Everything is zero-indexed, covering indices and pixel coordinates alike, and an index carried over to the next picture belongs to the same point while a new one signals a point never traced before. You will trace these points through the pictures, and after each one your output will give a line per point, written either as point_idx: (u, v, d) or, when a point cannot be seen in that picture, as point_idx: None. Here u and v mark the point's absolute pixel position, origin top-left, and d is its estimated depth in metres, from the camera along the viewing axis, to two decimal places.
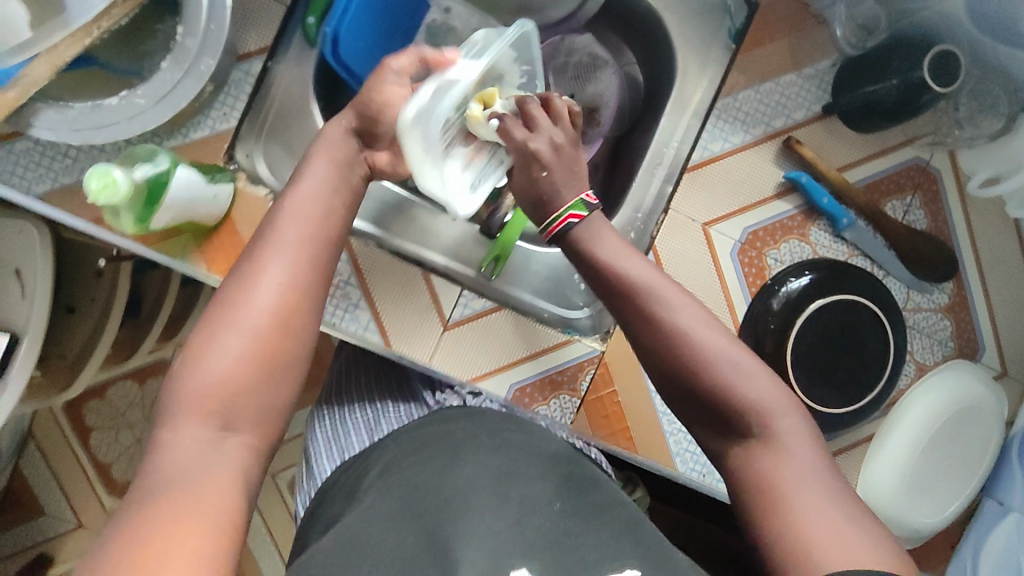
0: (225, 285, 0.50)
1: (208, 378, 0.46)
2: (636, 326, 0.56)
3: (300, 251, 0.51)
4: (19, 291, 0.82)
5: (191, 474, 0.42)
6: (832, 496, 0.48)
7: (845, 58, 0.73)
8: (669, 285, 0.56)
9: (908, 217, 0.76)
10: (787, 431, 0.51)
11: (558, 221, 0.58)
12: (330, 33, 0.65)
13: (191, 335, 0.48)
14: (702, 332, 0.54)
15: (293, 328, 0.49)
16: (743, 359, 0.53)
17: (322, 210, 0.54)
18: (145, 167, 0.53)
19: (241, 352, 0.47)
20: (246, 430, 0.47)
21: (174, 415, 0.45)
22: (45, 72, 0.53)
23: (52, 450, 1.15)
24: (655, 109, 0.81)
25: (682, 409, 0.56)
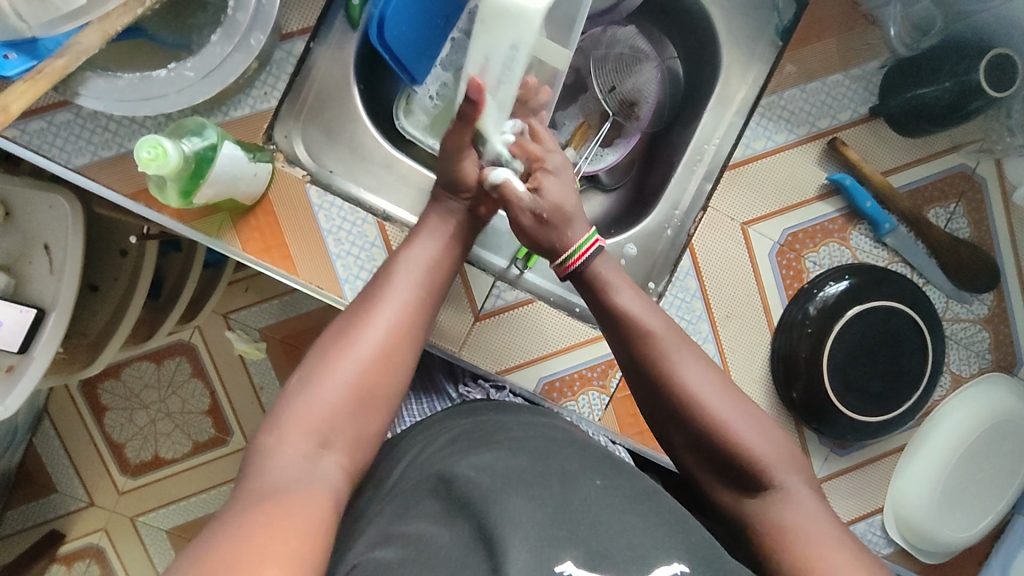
0: (340, 321, 0.53)
1: (318, 403, 0.48)
2: (646, 375, 0.58)
3: (409, 295, 0.56)
4: (47, 265, 0.81)
5: (293, 486, 0.43)
6: (846, 537, 0.49)
7: (896, 58, 0.72)
8: (676, 338, 0.58)
9: (951, 225, 0.75)
10: (798, 486, 0.52)
11: (580, 252, 0.61)
12: (377, 16, 0.64)
13: (305, 361, 0.51)
14: (707, 386, 0.56)
15: (394, 361, 0.52)
16: (755, 416, 0.55)
17: (443, 254, 0.60)
18: (194, 140, 0.54)
19: (349, 380, 0.49)
20: (340, 450, 0.48)
21: (280, 428, 0.47)
22: (95, 41, 0.52)
23: (67, 428, 1.15)
24: (695, 105, 0.79)
25: (694, 462, 0.57)
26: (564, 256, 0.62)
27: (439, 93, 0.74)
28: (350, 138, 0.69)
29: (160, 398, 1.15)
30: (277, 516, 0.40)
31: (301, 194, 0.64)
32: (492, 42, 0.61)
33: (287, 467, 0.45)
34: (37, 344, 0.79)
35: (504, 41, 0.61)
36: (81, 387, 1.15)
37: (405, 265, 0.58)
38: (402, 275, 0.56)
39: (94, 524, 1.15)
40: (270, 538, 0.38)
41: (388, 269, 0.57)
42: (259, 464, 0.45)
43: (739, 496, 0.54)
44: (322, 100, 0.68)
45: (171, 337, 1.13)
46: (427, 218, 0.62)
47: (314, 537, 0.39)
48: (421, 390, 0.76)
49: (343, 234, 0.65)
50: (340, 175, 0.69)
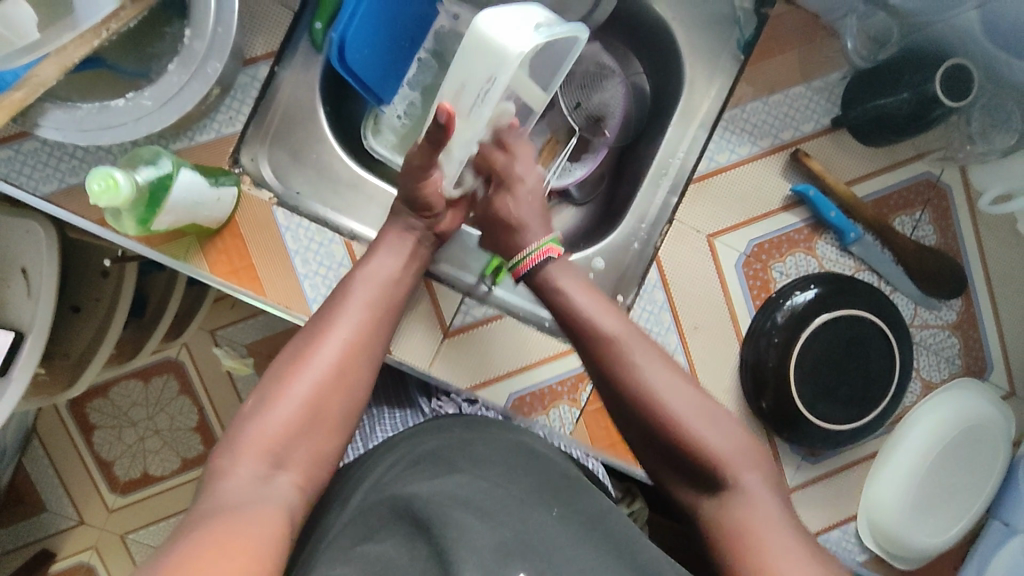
0: (297, 341, 0.55)
1: (272, 423, 0.49)
2: (606, 376, 0.58)
3: (367, 315, 0.57)
4: (24, 289, 0.82)
5: (246, 505, 0.44)
6: (803, 539, 0.49)
7: (855, 70, 0.73)
8: (639, 339, 0.58)
9: (916, 233, 0.75)
10: (752, 483, 0.52)
11: (534, 255, 0.63)
12: (337, 38, 0.65)
13: (262, 383, 0.52)
14: (668, 386, 0.56)
15: (351, 380, 0.54)
16: (713, 411, 0.56)
17: (399, 271, 0.61)
18: (148, 169, 0.55)
19: (304, 398, 0.51)
20: (295, 471, 0.49)
21: (234, 451, 0.48)
22: (53, 73, 0.52)
23: (55, 448, 1.16)
24: (660, 120, 0.80)
25: (655, 461, 0.57)
26: (516, 259, 0.64)
27: (406, 112, 0.74)
28: (316, 159, 0.70)
29: (148, 416, 1.15)
30: (224, 534, 0.41)
31: (268, 217, 0.65)
32: (470, 71, 0.62)
33: (240, 487, 0.46)
34: (17, 364, 0.80)
35: (480, 74, 0.61)
36: (68, 406, 1.15)
37: (361, 283, 0.59)
38: (358, 293, 0.58)
39: (84, 543, 1.16)
40: (217, 555, 0.39)
41: (347, 285, 0.59)
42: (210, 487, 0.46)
43: (698, 495, 0.55)
44: (288, 122, 0.69)
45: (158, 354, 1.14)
46: (387, 233, 0.63)
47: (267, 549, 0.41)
48: (395, 404, 0.77)
49: (310, 253, 0.66)
50: (308, 196, 0.70)
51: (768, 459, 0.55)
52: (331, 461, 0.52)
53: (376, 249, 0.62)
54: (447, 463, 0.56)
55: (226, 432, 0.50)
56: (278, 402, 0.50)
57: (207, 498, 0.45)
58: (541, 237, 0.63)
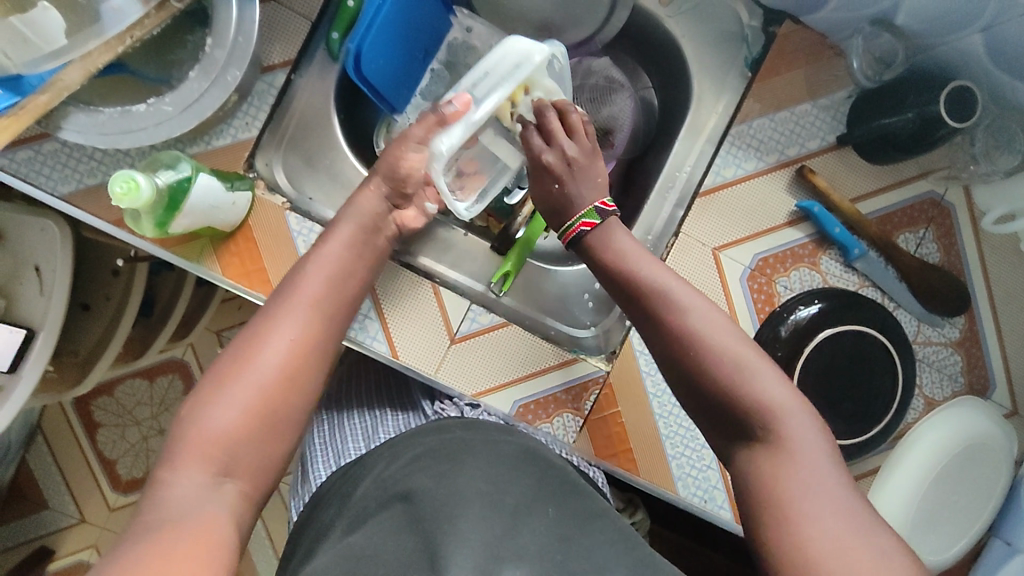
0: (239, 341, 0.55)
1: (215, 426, 0.50)
2: (651, 329, 0.60)
3: (312, 314, 0.58)
4: (37, 286, 0.83)
5: (190, 512, 0.45)
6: (839, 500, 0.49)
7: (860, 90, 0.74)
8: (684, 291, 0.60)
9: (920, 250, 0.76)
10: (795, 438, 0.52)
11: (575, 225, 0.66)
12: (353, 49, 0.66)
13: (203, 384, 0.53)
14: (714, 336, 0.57)
15: (296, 379, 0.55)
16: (765, 362, 0.56)
17: (345, 266, 0.62)
18: (169, 173, 0.55)
19: (245, 405, 0.52)
20: (242, 476, 0.50)
21: (177, 455, 0.49)
22: (77, 77, 0.55)
23: (59, 445, 1.16)
24: (669, 134, 0.81)
25: (700, 417, 0.58)
26: (562, 226, 0.67)
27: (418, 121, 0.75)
28: (329, 165, 0.72)
29: (152, 415, 1.16)
30: (170, 540, 0.42)
31: (280, 221, 0.66)
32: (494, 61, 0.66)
33: (186, 493, 0.47)
34: (27, 362, 0.81)
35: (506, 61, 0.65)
36: (73, 404, 1.16)
37: (302, 284, 0.59)
38: (304, 292, 0.58)
39: (84, 541, 1.17)
40: (169, 562, 0.40)
41: (292, 282, 0.59)
42: (159, 490, 0.47)
43: (741, 449, 0.55)
44: (303, 129, 0.70)
45: (163, 355, 1.15)
46: (336, 229, 0.63)
47: (215, 552, 0.43)
48: (397, 407, 0.77)
49: None
50: (320, 201, 0.71)
51: (816, 413, 0.54)
52: (275, 463, 0.53)
53: (319, 250, 0.61)
54: (451, 458, 0.56)
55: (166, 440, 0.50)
56: (223, 400, 0.51)
57: (158, 503, 0.46)
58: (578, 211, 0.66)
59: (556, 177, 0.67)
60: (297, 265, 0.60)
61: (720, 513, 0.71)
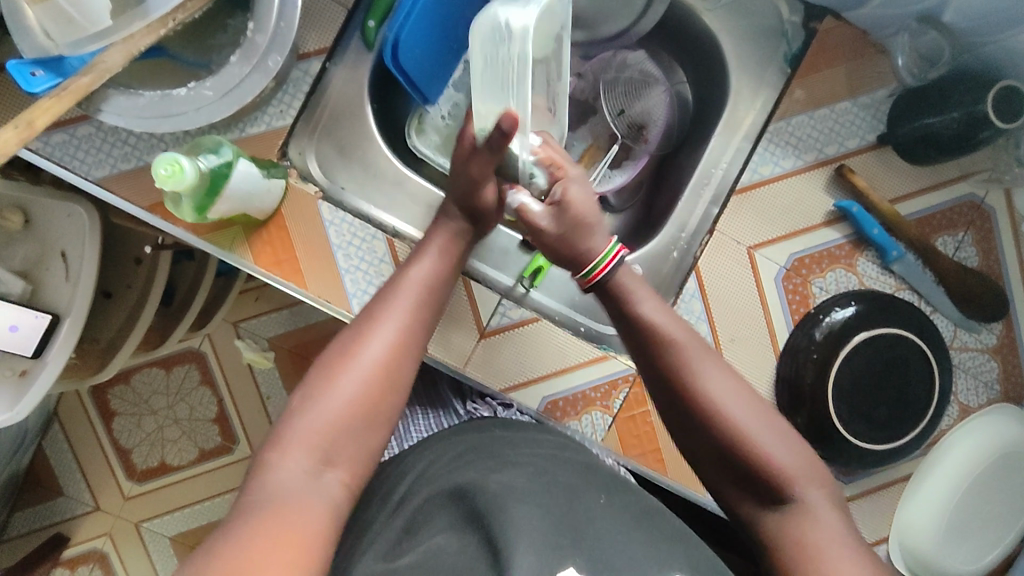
0: (342, 337, 0.53)
1: (322, 418, 0.48)
2: (667, 384, 0.57)
3: (411, 315, 0.55)
4: (63, 272, 0.83)
5: (294, 503, 0.44)
6: (862, 558, 0.48)
7: (904, 88, 0.72)
8: (702, 348, 0.58)
9: (959, 254, 0.74)
10: (814, 499, 0.52)
11: (603, 263, 0.61)
12: (391, 38, 0.65)
13: (308, 378, 0.51)
14: (730, 396, 0.55)
15: (397, 377, 0.52)
16: (782, 429, 0.55)
17: (443, 269, 0.60)
18: (210, 158, 0.55)
19: (353, 398, 0.49)
20: (344, 467, 0.48)
21: (283, 444, 0.47)
22: (119, 60, 0.53)
23: (76, 433, 1.16)
24: (703, 130, 0.80)
25: (712, 476, 0.56)
26: (588, 267, 0.61)
27: (451, 113, 0.76)
28: (362, 156, 0.71)
29: (169, 405, 1.16)
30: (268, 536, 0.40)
31: (313, 210, 0.65)
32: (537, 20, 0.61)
33: (288, 483, 0.45)
34: (51, 348, 0.81)
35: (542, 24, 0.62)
36: (90, 392, 1.16)
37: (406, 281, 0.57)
38: (402, 293, 0.56)
39: (98, 530, 1.17)
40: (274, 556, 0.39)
41: (393, 284, 0.57)
42: (263, 475, 0.46)
43: (756, 507, 0.54)
44: (336, 119, 0.69)
45: (182, 344, 1.14)
46: (432, 237, 0.62)
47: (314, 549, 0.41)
48: (425, 403, 0.77)
49: (352, 249, 0.66)
50: (351, 191, 0.70)
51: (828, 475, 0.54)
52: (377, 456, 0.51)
53: (421, 251, 0.60)
54: (487, 452, 0.56)
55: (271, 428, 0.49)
56: (331, 393, 0.49)
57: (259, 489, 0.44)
58: (606, 242, 0.62)
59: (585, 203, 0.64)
60: (396, 270, 0.59)
61: None
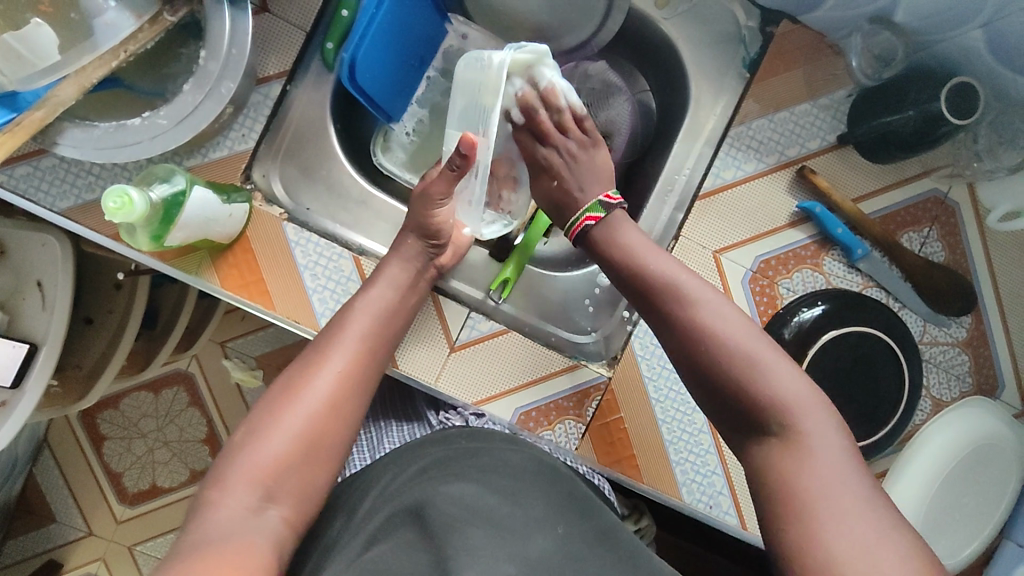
0: (290, 373, 0.56)
1: (266, 453, 0.50)
2: (661, 322, 0.59)
3: (359, 349, 0.58)
4: (39, 301, 0.83)
5: (232, 537, 0.45)
6: (854, 491, 0.48)
7: (860, 88, 0.73)
8: (695, 282, 0.59)
9: (925, 250, 0.75)
10: (810, 426, 0.51)
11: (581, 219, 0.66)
12: (347, 58, 0.65)
13: (254, 415, 0.54)
14: (724, 326, 0.56)
15: (342, 411, 0.55)
16: (778, 353, 0.54)
17: (392, 303, 0.62)
18: (162, 187, 0.56)
19: (295, 433, 0.52)
20: (286, 502, 0.50)
21: (227, 480, 0.49)
22: (71, 93, 0.54)
23: (65, 459, 1.16)
24: (666, 137, 0.81)
25: (712, 408, 0.57)
26: (568, 223, 0.68)
27: (416, 128, 0.77)
28: (326, 176, 0.72)
29: (157, 427, 1.16)
30: (215, 562, 0.42)
31: (277, 232, 0.66)
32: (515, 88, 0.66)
33: (230, 517, 0.47)
34: (30, 376, 0.81)
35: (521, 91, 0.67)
36: (78, 418, 1.16)
37: (353, 316, 0.60)
38: (351, 326, 0.59)
39: (93, 554, 1.16)
40: None
41: (342, 316, 0.60)
42: (207, 510, 0.47)
43: (753, 443, 0.54)
44: (299, 139, 0.70)
45: (167, 367, 1.15)
46: (383, 267, 0.64)
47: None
48: (401, 418, 0.77)
49: (319, 268, 0.66)
50: (318, 212, 0.71)
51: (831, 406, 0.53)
52: (321, 492, 0.53)
53: (369, 281, 0.62)
54: (454, 473, 0.56)
55: (218, 461, 0.51)
56: (274, 428, 0.52)
57: (204, 524, 0.46)
58: (593, 197, 0.67)
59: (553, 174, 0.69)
60: (346, 304, 0.61)
61: (727, 519, 0.70)
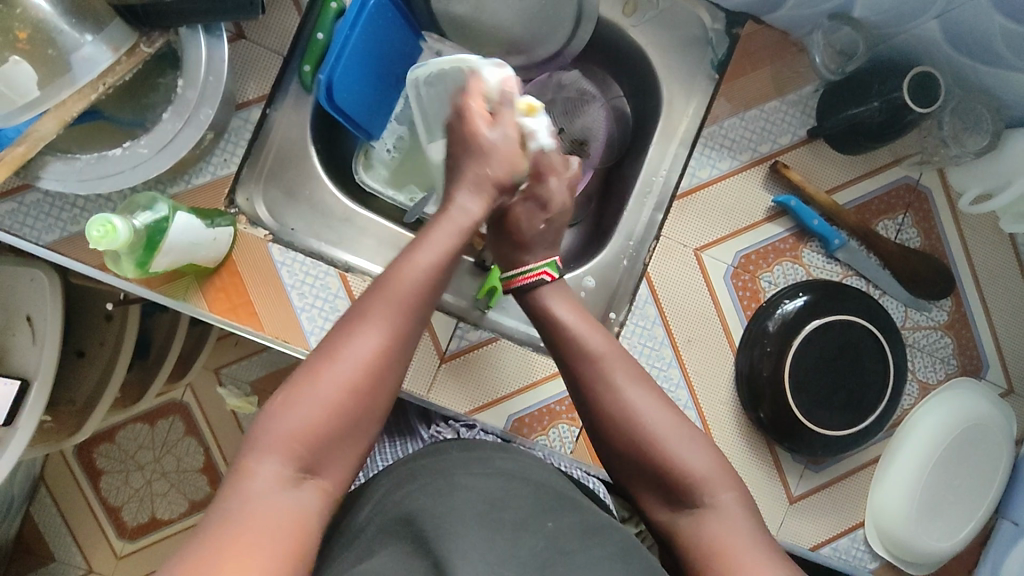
0: (329, 337, 0.52)
1: (300, 423, 0.48)
2: (591, 403, 0.59)
3: (405, 311, 0.54)
4: (29, 336, 0.83)
5: (266, 513, 0.44)
6: (770, 557, 0.50)
7: (827, 83, 0.75)
8: (622, 363, 0.60)
9: (901, 237, 0.77)
10: (727, 502, 0.54)
11: (524, 275, 0.66)
12: (324, 80, 0.66)
13: (292, 377, 0.51)
14: (648, 410, 0.57)
15: (382, 379, 0.52)
16: (688, 430, 0.57)
17: (444, 265, 0.57)
18: (146, 214, 0.57)
19: (332, 404, 0.49)
20: (324, 474, 0.49)
21: (261, 447, 0.47)
22: (52, 127, 0.56)
23: (63, 496, 1.16)
24: (643, 140, 0.83)
25: (632, 481, 0.58)
26: (510, 274, 0.67)
27: (396, 146, 0.78)
28: (309, 196, 0.73)
29: (155, 458, 1.15)
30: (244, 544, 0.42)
31: (263, 254, 0.67)
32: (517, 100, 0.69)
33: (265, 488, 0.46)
34: (23, 412, 0.81)
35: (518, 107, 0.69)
36: (75, 454, 1.15)
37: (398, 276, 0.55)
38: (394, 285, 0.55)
39: None
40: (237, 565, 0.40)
41: (386, 275, 0.56)
42: (238, 479, 0.46)
43: (669, 512, 0.56)
44: (281, 159, 0.71)
45: (162, 397, 1.14)
46: (430, 232, 0.58)
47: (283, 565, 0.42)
48: (395, 432, 0.77)
49: (306, 287, 0.67)
50: (302, 232, 0.72)
51: (741, 483, 0.56)
52: (360, 460, 0.51)
53: (420, 243, 0.57)
54: (439, 471, 0.57)
55: (252, 424, 0.49)
56: (312, 397, 0.49)
57: (235, 494, 0.45)
58: (538, 261, 0.67)
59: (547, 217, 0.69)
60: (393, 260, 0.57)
61: None
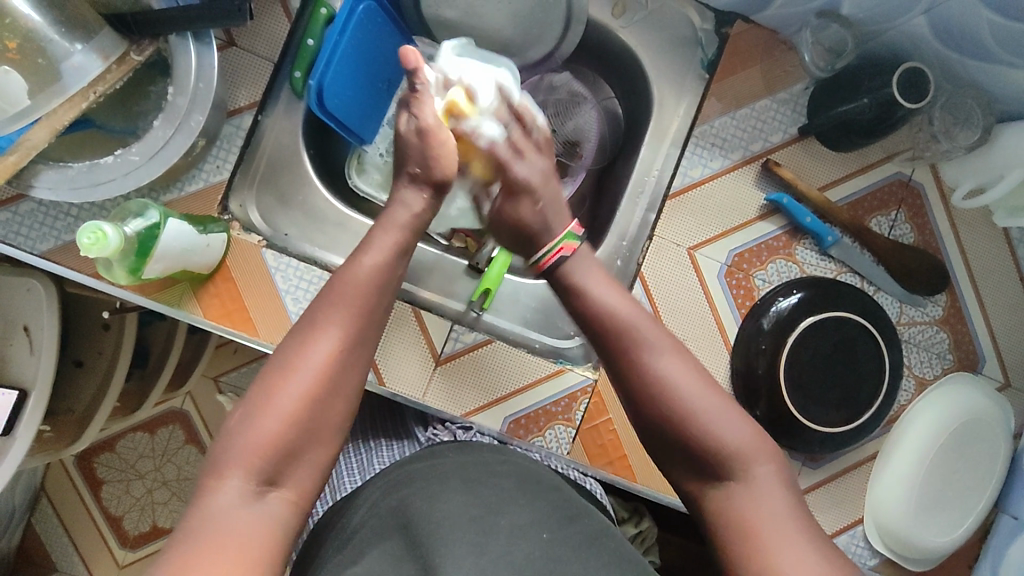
0: (281, 350, 0.53)
1: (259, 437, 0.48)
2: (623, 370, 0.58)
3: (354, 317, 0.54)
4: (27, 346, 0.83)
5: (231, 530, 0.44)
6: (806, 533, 0.49)
7: (816, 81, 0.75)
8: (657, 333, 0.59)
9: (895, 232, 0.77)
10: (761, 476, 0.52)
11: (552, 251, 0.63)
12: (315, 85, 0.66)
13: (247, 394, 0.51)
14: (685, 381, 0.56)
15: (337, 385, 0.52)
16: (725, 405, 0.56)
17: (392, 271, 0.58)
18: (138, 222, 0.58)
19: (289, 415, 0.49)
20: (287, 485, 0.49)
21: (222, 466, 0.48)
22: (44, 136, 0.56)
23: (64, 507, 1.16)
24: (634, 141, 0.83)
25: (663, 454, 0.57)
26: (538, 254, 0.65)
27: (387, 149, 0.78)
28: (303, 202, 0.73)
29: (155, 467, 1.15)
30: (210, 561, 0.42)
31: (258, 259, 0.67)
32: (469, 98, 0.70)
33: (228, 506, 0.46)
34: (20, 422, 0.81)
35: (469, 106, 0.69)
36: (75, 464, 1.15)
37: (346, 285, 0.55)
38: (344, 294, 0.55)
39: None
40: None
41: (334, 285, 0.56)
42: (202, 500, 0.46)
43: (701, 486, 0.55)
44: (273, 166, 0.72)
45: (162, 405, 1.14)
46: (373, 237, 0.59)
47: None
48: (391, 435, 0.77)
49: (300, 292, 0.68)
50: (296, 237, 0.72)
51: (776, 457, 0.55)
52: (324, 471, 0.51)
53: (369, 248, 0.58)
54: (434, 476, 0.57)
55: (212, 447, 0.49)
56: (268, 410, 0.49)
57: (203, 514, 0.45)
58: (557, 234, 0.64)
59: (536, 196, 0.65)
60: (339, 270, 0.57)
61: None
